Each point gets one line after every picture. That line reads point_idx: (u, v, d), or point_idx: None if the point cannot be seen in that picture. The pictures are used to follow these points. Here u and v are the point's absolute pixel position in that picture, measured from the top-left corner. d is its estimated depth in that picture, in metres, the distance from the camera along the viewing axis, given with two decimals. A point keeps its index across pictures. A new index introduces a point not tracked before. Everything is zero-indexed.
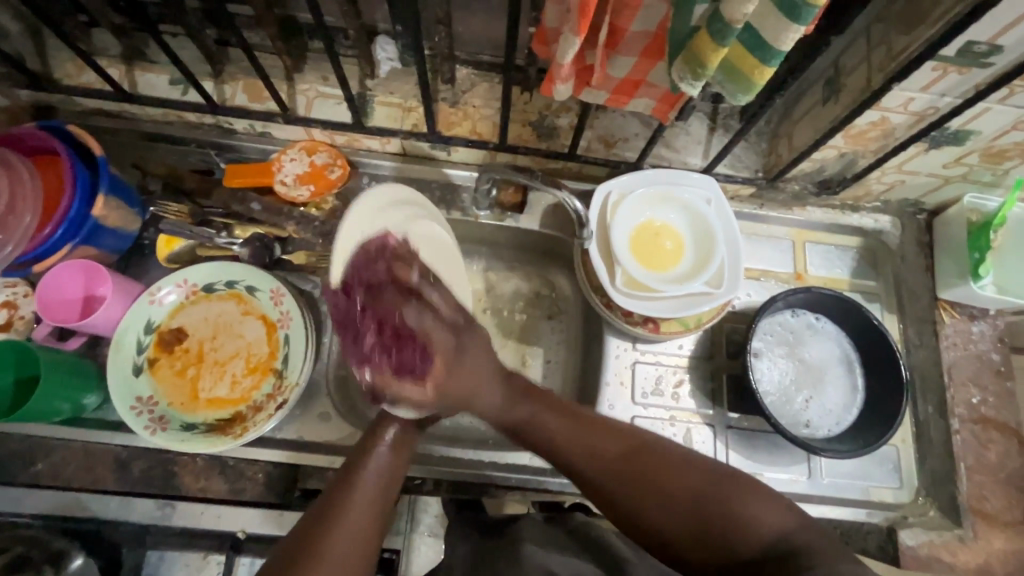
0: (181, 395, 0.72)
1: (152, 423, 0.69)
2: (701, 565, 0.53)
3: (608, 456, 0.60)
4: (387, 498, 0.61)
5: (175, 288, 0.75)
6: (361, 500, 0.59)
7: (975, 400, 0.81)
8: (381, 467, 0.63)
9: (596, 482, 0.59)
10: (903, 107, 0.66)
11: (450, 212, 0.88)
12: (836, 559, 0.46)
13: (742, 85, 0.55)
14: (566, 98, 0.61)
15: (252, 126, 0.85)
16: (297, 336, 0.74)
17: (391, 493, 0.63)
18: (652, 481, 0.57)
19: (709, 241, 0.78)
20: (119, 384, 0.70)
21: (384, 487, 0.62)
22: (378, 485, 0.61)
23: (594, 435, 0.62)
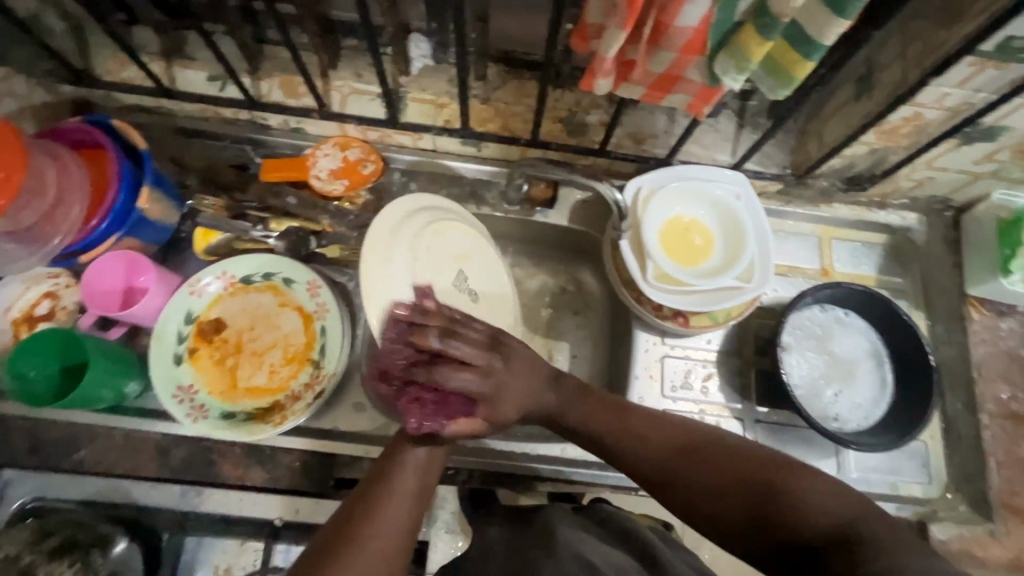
0: (220, 385, 0.73)
1: (193, 411, 0.70)
2: (761, 544, 0.54)
3: (660, 449, 0.61)
4: (423, 498, 0.60)
5: (215, 280, 0.76)
6: (399, 500, 0.58)
7: (1004, 395, 0.82)
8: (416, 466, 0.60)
9: (648, 475, 0.61)
10: (938, 102, 0.66)
11: (480, 207, 0.88)
12: (899, 550, 0.46)
13: (782, 80, 0.57)
14: (605, 93, 0.62)
15: (287, 121, 0.87)
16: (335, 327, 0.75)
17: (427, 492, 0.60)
18: (706, 472, 0.58)
19: (740, 236, 0.79)
20: (162, 372, 0.71)
21: (420, 488, 0.60)
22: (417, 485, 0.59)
23: (641, 429, 0.62)
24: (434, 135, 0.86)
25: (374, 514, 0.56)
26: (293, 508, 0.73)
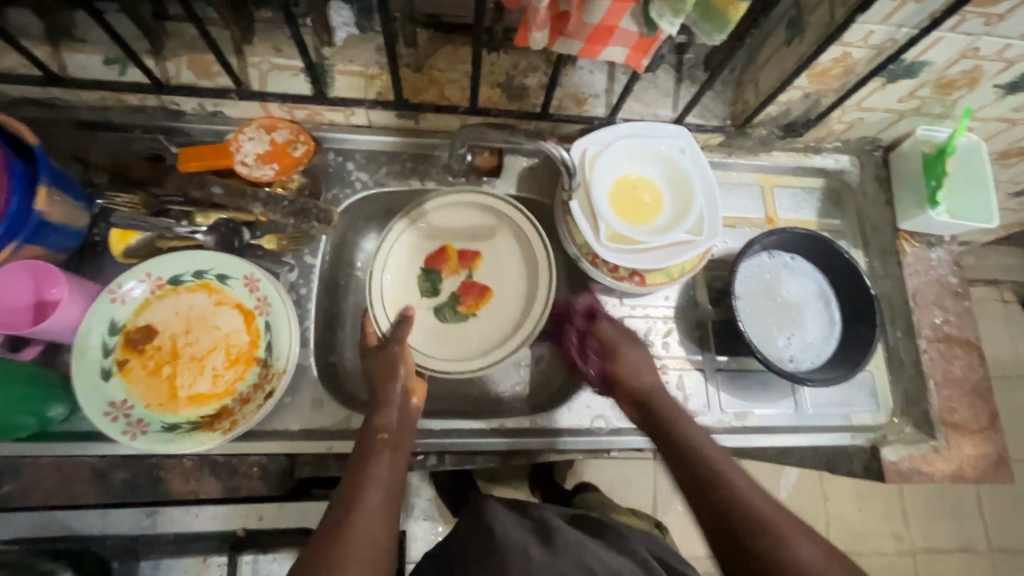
0: (158, 396, 0.67)
1: (130, 428, 0.64)
2: None
3: (749, 505, 0.59)
4: (393, 502, 0.59)
5: (139, 284, 0.70)
6: (371, 512, 0.56)
7: (938, 320, 0.86)
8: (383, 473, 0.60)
9: (718, 511, 0.60)
10: (864, 41, 0.67)
11: (424, 182, 0.86)
12: None
13: (717, 24, 0.57)
14: (542, 47, 0.59)
15: (202, 105, 0.79)
16: (280, 321, 0.70)
17: (397, 495, 0.60)
18: (778, 541, 0.55)
19: (687, 191, 0.79)
20: (90, 391, 0.64)
21: (388, 493, 0.59)
22: (385, 486, 0.59)
23: (738, 480, 0.62)
24: (367, 109, 0.81)
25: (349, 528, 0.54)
26: (255, 516, 0.70)
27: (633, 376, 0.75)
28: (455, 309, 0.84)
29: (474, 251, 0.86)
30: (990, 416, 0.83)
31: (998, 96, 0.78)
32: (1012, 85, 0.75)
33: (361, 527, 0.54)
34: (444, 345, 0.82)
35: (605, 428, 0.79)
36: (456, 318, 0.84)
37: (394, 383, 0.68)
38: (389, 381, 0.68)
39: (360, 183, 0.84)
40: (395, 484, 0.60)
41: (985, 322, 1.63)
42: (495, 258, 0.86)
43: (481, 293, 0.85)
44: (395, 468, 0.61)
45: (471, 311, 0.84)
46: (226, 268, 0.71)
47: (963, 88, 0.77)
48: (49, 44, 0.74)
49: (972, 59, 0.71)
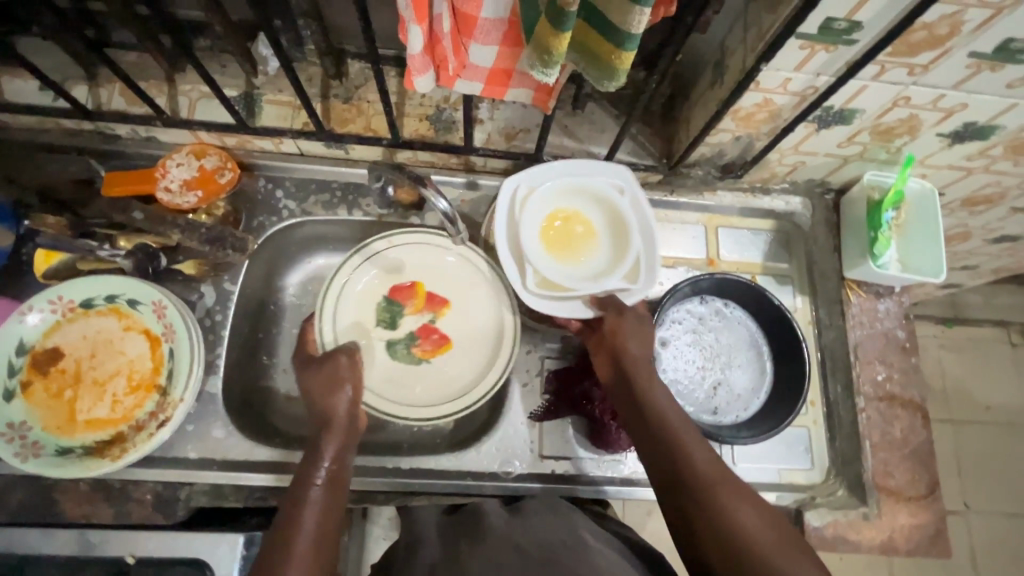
0: (56, 419, 0.69)
1: (23, 450, 0.66)
2: None
3: (705, 480, 0.60)
4: (330, 525, 0.60)
5: (51, 306, 0.71)
6: (307, 535, 0.58)
7: (880, 377, 0.81)
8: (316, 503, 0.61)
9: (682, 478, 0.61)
10: (783, 87, 0.65)
11: (351, 213, 0.86)
12: None
13: (605, 72, 0.55)
14: (430, 91, 0.58)
15: (135, 130, 0.80)
16: (181, 351, 0.71)
17: (334, 517, 0.61)
18: (729, 514, 0.57)
19: (623, 232, 0.75)
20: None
21: (324, 514, 0.60)
22: (322, 509, 0.61)
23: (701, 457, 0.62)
24: (294, 139, 0.81)
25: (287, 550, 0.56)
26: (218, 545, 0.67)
27: (623, 341, 0.71)
28: (408, 349, 0.82)
29: (441, 298, 0.83)
30: (929, 483, 0.78)
31: (945, 144, 0.73)
32: (957, 134, 0.71)
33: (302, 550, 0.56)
34: (391, 380, 0.80)
35: (514, 474, 0.77)
36: (406, 359, 0.81)
37: (337, 405, 0.69)
38: (334, 399, 0.69)
39: (287, 211, 0.84)
40: (331, 507, 0.62)
41: (989, 366, 1.52)
42: (460, 311, 0.83)
43: (438, 343, 0.82)
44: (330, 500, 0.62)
45: (425, 355, 0.82)
46: (135, 294, 0.72)
47: (904, 135, 0.73)
48: None
49: (905, 108, 0.67)
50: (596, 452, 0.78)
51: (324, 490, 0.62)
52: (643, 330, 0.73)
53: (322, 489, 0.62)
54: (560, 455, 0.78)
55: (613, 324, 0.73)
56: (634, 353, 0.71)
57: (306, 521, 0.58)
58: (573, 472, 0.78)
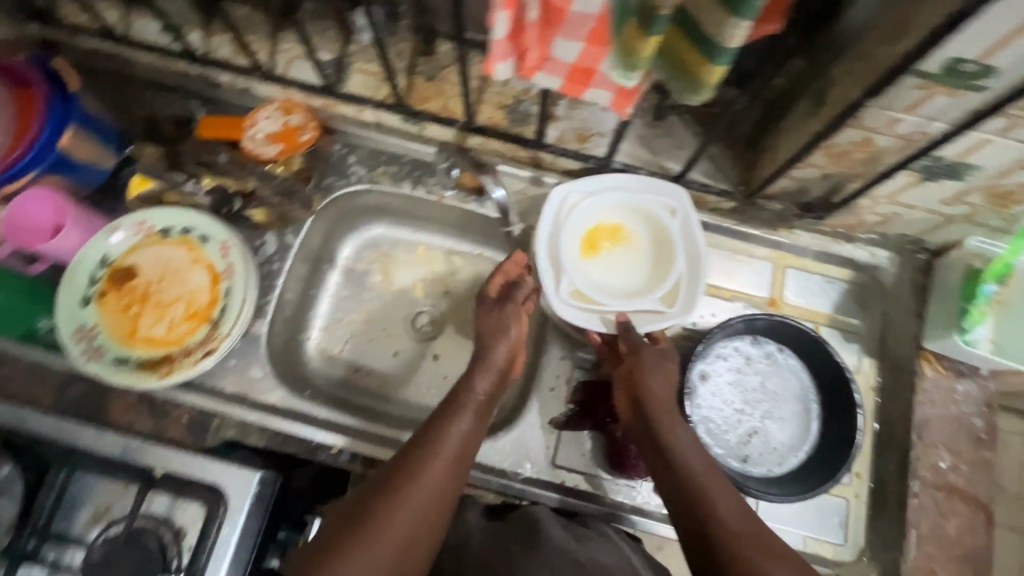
0: (118, 330, 0.76)
1: (88, 352, 0.74)
2: None
3: (726, 529, 0.55)
4: (461, 469, 0.62)
5: (135, 228, 0.78)
6: (437, 467, 0.60)
7: (944, 465, 0.73)
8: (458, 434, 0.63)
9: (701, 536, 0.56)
10: (889, 128, 0.59)
11: (415, 189, 0.87)
12: None
13: (692, 84, 0.52)
14: (508, 78, 0.58)
15: (235, 80, 0.86)
16: (237, 290, 0.76)
17: (462, 470, 0.62)
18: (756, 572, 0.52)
19: (668, 254, 0.73)
20: (68, 310, 0.75)
21: (454, 463, 0.61)
22: (457, 450, 0.62)
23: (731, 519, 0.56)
24: (375, 109, 0.84)
25: (409, 484, 0.58)
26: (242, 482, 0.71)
27: (641, 380, 0.68)
28: None
29: None
30: None
31: None
32: None
33: (431, 488, 0.58)
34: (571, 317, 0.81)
35: (522, 475, 0.76)
36: None
37: (499, 348, 0.71)
38: (496, 344, 0.72)
39: (356, 177, 0.87)
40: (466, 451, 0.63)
41: None
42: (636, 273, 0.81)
43: None
44: (471, 432, 0.64)
45: None
46: (208, 230, 0.78)
47: None
48: (125, 9, 0.84)
49: None
50: (612, 473, 0.76)
51: (466, 431, 0.64)
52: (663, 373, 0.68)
53: (458, 440, 0.63)
54: (573, 468, 0.76)
55: (631, 363, 0.70)
56: (655, 390, 0.67)
57: (441, 451, 0.61)
58: (583, 486, 0.76)
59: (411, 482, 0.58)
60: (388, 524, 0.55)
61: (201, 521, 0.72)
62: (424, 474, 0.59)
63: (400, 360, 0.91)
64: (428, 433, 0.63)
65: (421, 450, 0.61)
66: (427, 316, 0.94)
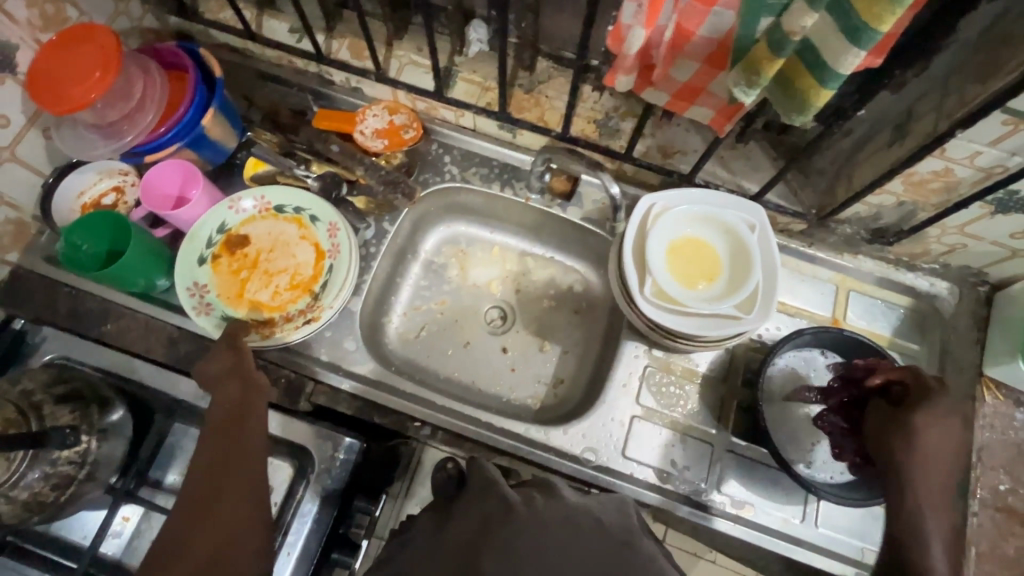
0: (227, 291, 0.83)
1: (199, 306, 0.80)
2: None
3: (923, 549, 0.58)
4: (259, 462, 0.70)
5: (253, 202, 0.86)
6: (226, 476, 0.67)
7: (1003, 487, 0.76)
8: (251, 442, 0.70)
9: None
10: (970, 160, 0.64)
11: (503, 190, 0.94)
12: None
13: (798, 105, 0.59)
14: (627, 90, 0.65)
15: (348, 80, 0.93)
16: (340, 267, 0.83)
17: (255, 469, 0.69)
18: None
19: (746, 266, 0.78)
20: (184, 266, 0.81)
21: (246, 463, 0.68)
22: (242, 453, 0.69)
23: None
24: (474, 114, 0.91)
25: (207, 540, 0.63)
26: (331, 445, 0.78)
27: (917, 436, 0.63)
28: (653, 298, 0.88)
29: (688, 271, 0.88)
30: None
31: None
32: None
33: (241, 481, 0.67)
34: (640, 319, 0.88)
35: (592, 462, 0.80)
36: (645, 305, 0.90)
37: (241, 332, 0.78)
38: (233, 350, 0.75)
39: (450, 174, 0.94)
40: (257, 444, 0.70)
41: None
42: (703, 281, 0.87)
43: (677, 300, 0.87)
44: (256, 433, 0.70)
45: None
46: (319, 212, 0.85)
47: None
48: (257, 9, 0.92)
49: None
50: (675, 469, 0.79)
51: (255, 437, 0.70)
52: (936, 435, 0.63)
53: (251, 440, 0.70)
54: (643, 460, 0.80)
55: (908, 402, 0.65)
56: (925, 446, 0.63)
57: (224, 460, 0.68)
58: (652, 481, 0.79)
59: (227, 497, 0.66)
60: (226, 524, 0.64)
61: (288, 482, 0.77)
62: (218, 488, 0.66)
63: (472, 350, 0.96)
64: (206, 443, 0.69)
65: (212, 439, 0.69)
66: (498, 311, 1.00)
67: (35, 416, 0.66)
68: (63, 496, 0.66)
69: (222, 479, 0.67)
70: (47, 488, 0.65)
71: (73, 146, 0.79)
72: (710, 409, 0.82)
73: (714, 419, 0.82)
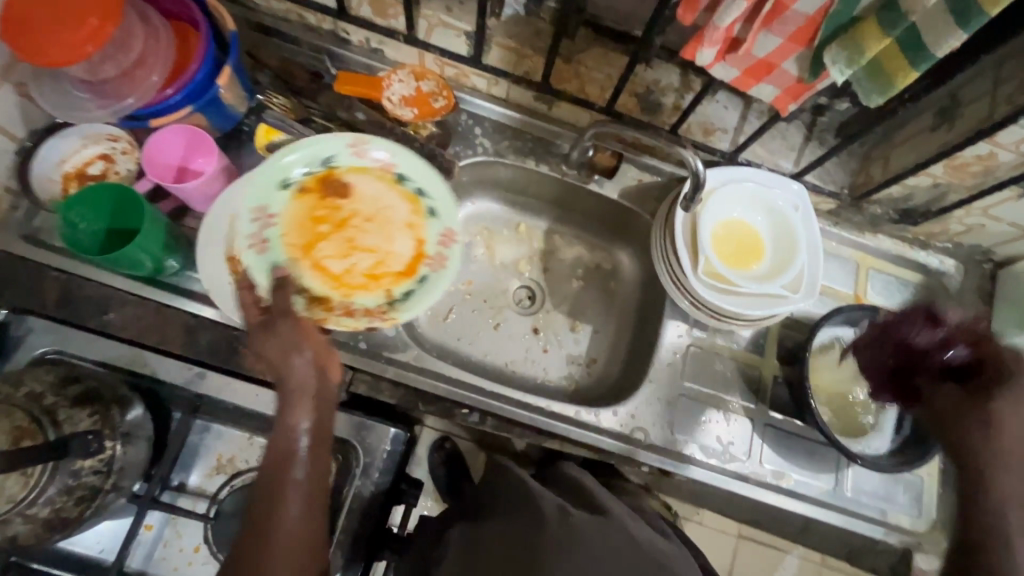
0: (296, 237, 0.76)
1: (254, 242, 0.74)
2: None
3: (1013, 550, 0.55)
4: (315, 513, 0.59)
5: (376, 158, 0.78)
6: (290, 514, 0.57)
7: None
8: (308, 475, 0.59)
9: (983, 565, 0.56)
10: (1015, 145, 0.67)
11: (539, 165, 0.90)
12: None
13: (880, 85, 0.59)
14: (706, 64, 0.62)
15: (368, 40, 0.84)
16: (437, 284, 0.76)
17: (318, 506, 0.60)
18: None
19: (790, 248, 0.80)
20: (259, 185, 0.74)
21: (311, 500, 0.59)
22: (308, 490, 0.59)
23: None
24: (510, 84, 0.86)
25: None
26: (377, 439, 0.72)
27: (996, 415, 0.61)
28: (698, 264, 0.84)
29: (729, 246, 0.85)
30: None
31: None
32: None
33: (290, 525, 0.57)
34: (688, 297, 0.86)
35: (642, 441, 0.80)
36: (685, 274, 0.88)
37: (304, 348, 0.61)
38: (293, 364, 0.60)
39: (482, 148, 0.89)
40: (320, 487, 0.60)
41: None
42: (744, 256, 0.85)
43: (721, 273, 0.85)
44: (315, 469, 0.60)
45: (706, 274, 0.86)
46: (442, 207, 0.78)
47: None
48: None
49: None
50: (719, 444, 0.81)
51: (308, 473, 0.59)
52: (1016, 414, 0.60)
53: (300, 496, 0.58)
54: (690, 437, 0.81)
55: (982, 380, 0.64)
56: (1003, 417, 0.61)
57: (287, 499, 0.58)
58: (699, 457, 0.81)
59: (273, 546, 0.56)
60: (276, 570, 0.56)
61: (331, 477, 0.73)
62: (274, 525, 0.57)
63: (503, 331, 0.93)
64: (263, 470, 0.59)
65: (274, 471, 0.58)
66: (526, 291, 0.96)
67: (50, 422, 0.57)
68: (88, 510, 0.59)
69: (269, 519, 0.57)
70: (70, 503, 0.58)
71: (57, 105, 0.68)
72: (749, 385, 0.84)
73: (752, 394, 0.84)
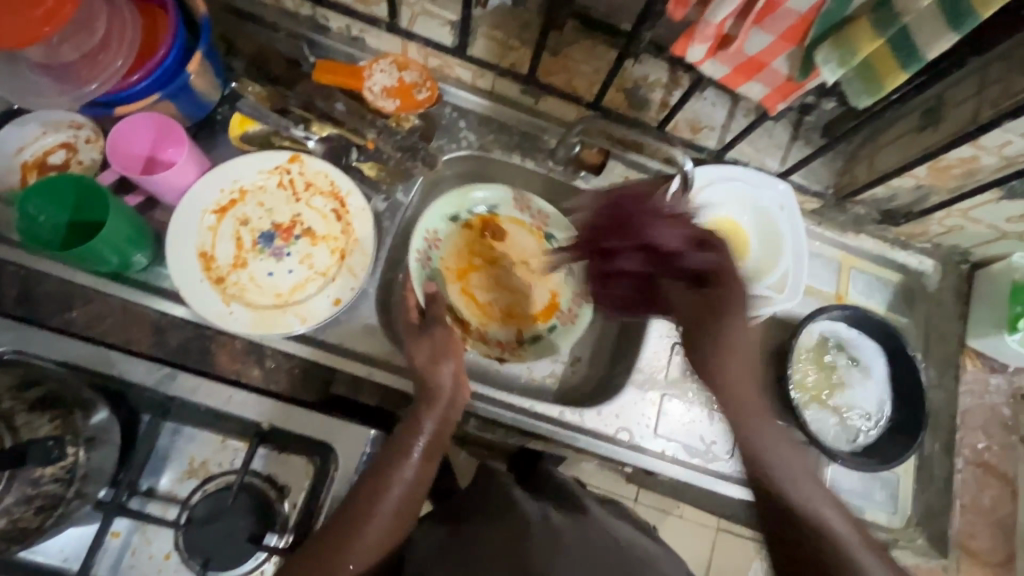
0: (453, 264, 0.84)
1: (422, 256, 0.81)
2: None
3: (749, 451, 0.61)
4: (403, 518, 0.60)
5: (535, 215, 0.86)
6: (386, 506, 0.59)
7: (980, 445, 0.86)
8: (411, 478, 0.61)
9: (779, 517, 0.58)
10: (998, 149, 0.68)
11: (524, 160, 0.87)
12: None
13: (869, 87, 0.59)
14: (696, 61, 0.61)
15: (349, 28, 0.81)
16: (568, 335, 0.83)
17: (411, 512, 0.61)
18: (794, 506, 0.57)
19: (775, 248, 0.80)
20: (438, 212, 0.82)
21: (406, 502, 0.60)
22: (408, 490, 0.61)
23: (868, 557, 0.54)
24: (496, 76, 0.83)
25: (341, 552, 0.55)
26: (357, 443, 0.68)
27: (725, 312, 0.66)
28: None
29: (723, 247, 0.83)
30: (1008, 553, 0.84)
31: None
32: None
33: (377, 516, 0.58)
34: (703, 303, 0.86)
35: (626, 441, 0.80)
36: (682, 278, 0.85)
37: (445, 363, 0.68)
38: (440, 371, 0.67)
39: (467, 142, 0.86)
40: (417, 495, 0.62)
41: None
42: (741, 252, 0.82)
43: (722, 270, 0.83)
44: (421, 474, 0.62)
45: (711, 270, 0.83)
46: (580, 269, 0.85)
47: None
48: None
49: None
50: (701, 443, 0.81)
51: (411, 478, 0.61)
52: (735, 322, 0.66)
53: (402, 492, 0.60)
54: (673, 437, 0.81)
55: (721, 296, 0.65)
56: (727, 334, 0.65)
57: (391, 493, 0.59)
58: (682, 457, 0.81)
59: (356, 530, 0.57)
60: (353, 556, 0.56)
61: (309, 479, 0.70)
62: (371, 515, 0.58)
63: None
64: (371, 466, 0.62)
65: (385, 465, 0.61)
66: None
67: (9, 429, 0.57)
68: (49, 520, 0.56)
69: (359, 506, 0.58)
70: (30, 512, 0.57)
71: (12, 88, 0.65)
72: (733, 385, 0.84)
73: None
